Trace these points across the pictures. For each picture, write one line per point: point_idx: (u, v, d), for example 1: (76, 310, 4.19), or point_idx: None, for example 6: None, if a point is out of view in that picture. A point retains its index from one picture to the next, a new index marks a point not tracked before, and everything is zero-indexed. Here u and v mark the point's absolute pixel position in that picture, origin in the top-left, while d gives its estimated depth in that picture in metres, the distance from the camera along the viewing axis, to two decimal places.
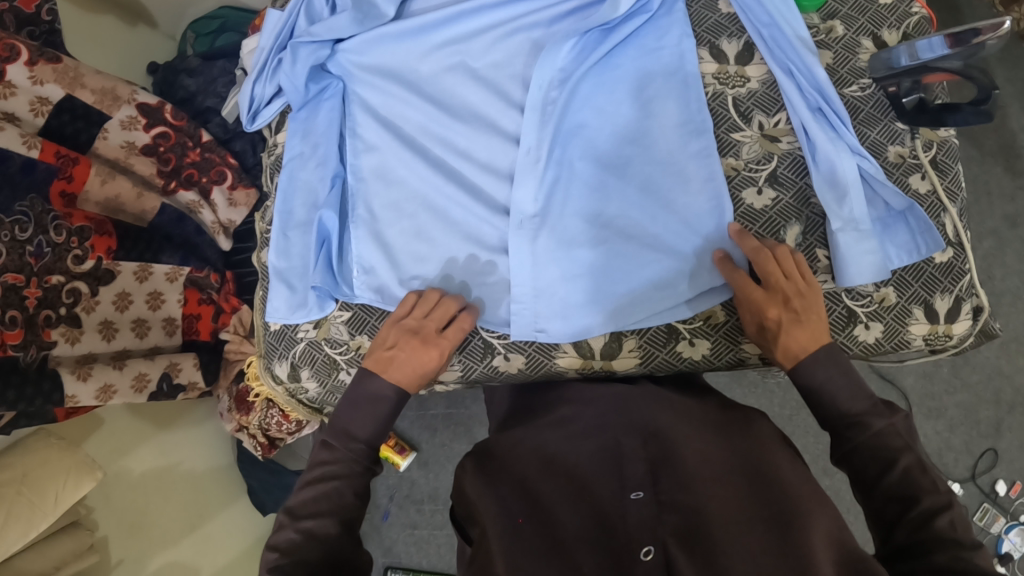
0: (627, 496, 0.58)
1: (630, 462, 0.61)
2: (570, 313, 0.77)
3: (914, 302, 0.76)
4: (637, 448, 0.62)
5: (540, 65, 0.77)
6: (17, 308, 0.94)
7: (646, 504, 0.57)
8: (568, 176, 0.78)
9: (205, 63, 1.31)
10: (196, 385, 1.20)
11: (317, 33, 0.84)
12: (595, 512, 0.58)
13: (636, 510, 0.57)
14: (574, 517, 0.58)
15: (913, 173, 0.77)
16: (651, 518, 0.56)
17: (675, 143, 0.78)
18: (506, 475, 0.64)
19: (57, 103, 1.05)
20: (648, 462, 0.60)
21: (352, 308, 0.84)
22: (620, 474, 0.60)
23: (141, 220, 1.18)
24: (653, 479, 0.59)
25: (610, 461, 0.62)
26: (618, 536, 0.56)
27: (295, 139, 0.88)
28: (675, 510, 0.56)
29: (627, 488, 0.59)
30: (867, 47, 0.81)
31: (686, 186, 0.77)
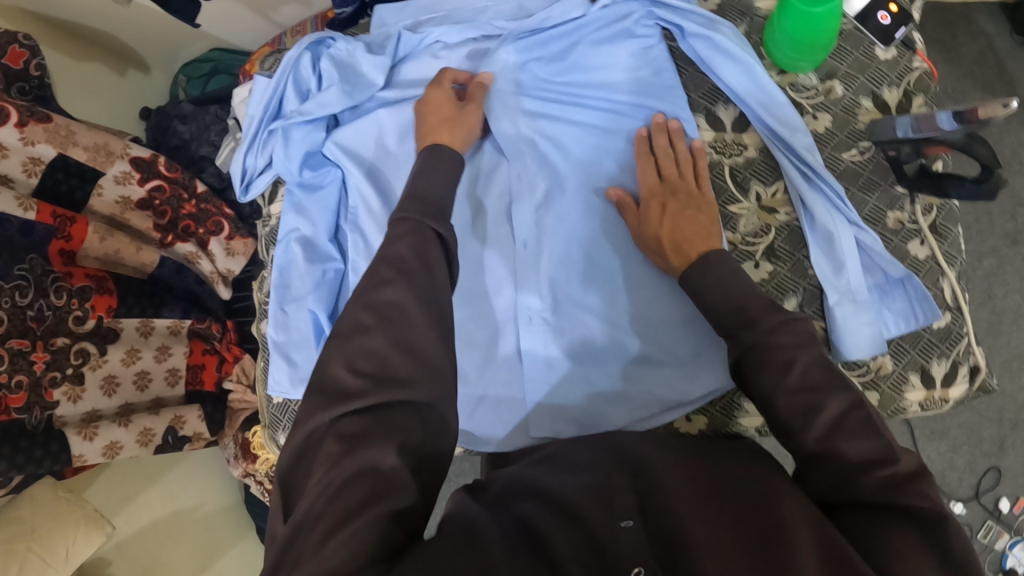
0: (616, 524, 0.54)
1: (619, 493, 0.57)
2: (578, 402, 0.78)
3: (911, 368, 0.76)
4: (625, 482, 0.59)
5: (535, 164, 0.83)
6: (24, 373, 0.96)
7: (637, 532, 0.53)
8: (573, 265, 0.81)
9: (196, 109, 1.30)
10: (202, 436, 1.20)
11: (309, 112, 0.85)
12: (588, 541, 0.52)
13: (627, 538, 0.52)
14: (567, 546, 0.52)
15: (913, 238, 0.76)
16: (638, 546, 0.52)
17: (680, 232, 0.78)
18: (500, 506, 0.58)
19: (50, 162, 1.05)
20: (635, 494, 0.57)
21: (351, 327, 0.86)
22: (610, 503, 0.56)
23: (140, 271, 1.17)
24: (642, 511, 0.55)
25: (597, 491, 0.57)
26: (607, 556, 0.51)
27: (290, 214, 0.88)
28: (661, 542, 0.53)
29: (617, 517, 0.55)
30: (866, 107, 0.79)
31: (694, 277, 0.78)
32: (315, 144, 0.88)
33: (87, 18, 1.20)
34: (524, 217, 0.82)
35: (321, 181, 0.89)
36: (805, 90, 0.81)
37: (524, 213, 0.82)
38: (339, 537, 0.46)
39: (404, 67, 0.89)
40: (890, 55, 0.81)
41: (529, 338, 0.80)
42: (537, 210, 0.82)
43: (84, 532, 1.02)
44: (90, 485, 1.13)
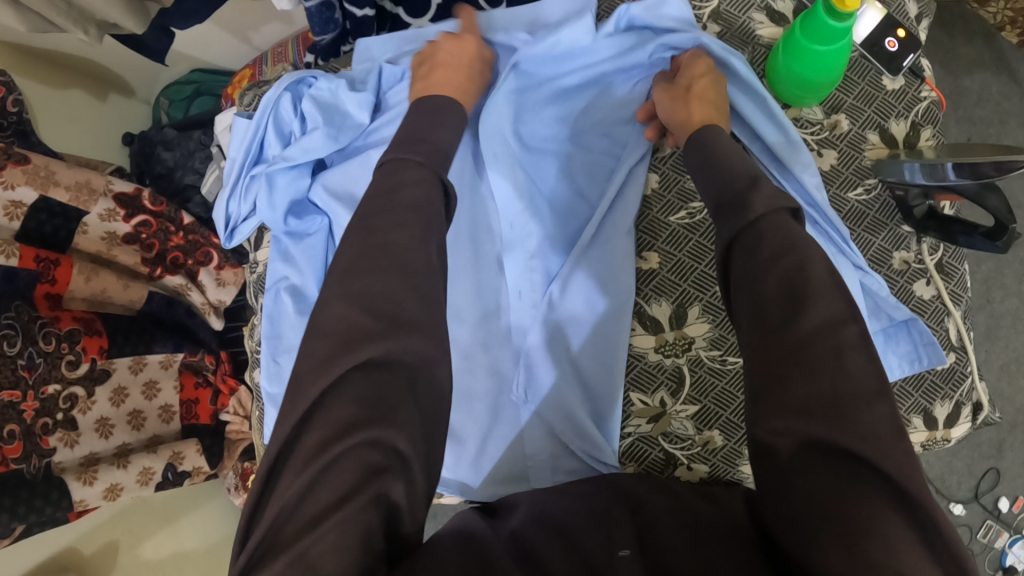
0: (614, 552, 0.54)
1: (618, 525, 0.57)
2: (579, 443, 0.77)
3: (914, 411, 0.75)
4: (626, 515, 0.59)
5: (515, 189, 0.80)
6: (15, 422, 0.95)
7: (632, 561, 0.52)
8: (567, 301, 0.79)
9: (179, 134, 1.27)
10: (202, 470, 1.19)
11: (292, 157, 0.83)
12: (582, 562, 0.53)
13: (624, 565, 0.52)
14: (562, 562, 0.53)
15: (919, 278, 0.75)
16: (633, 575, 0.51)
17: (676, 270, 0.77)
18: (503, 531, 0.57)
19: (31, 204, 1.04)
20: (634, 528, 0.57)
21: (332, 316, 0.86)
22: (609, 534, 0.56)
23: (130, 308, 1.16)
24: (639, 541, 0.55)
25: (594, 520, 0.58)
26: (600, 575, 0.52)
27: (277, 262, 0.86)
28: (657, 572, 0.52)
29: (614, 545, 0.55)
30: (873, 142, 0.78)
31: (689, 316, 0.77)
32: (301, 190, 0.86)
33: (63, 47, 1.16)
34: (517, 263, 0.79)
35: (307, 227, 0.87)
36: (810, 124, 0.78)
37: (517, 260, 0.79)
38: (323, 523, 0.44)
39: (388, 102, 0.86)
40: (897, 85, 0.79)
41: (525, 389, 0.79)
42: (530, 256, 0.79)
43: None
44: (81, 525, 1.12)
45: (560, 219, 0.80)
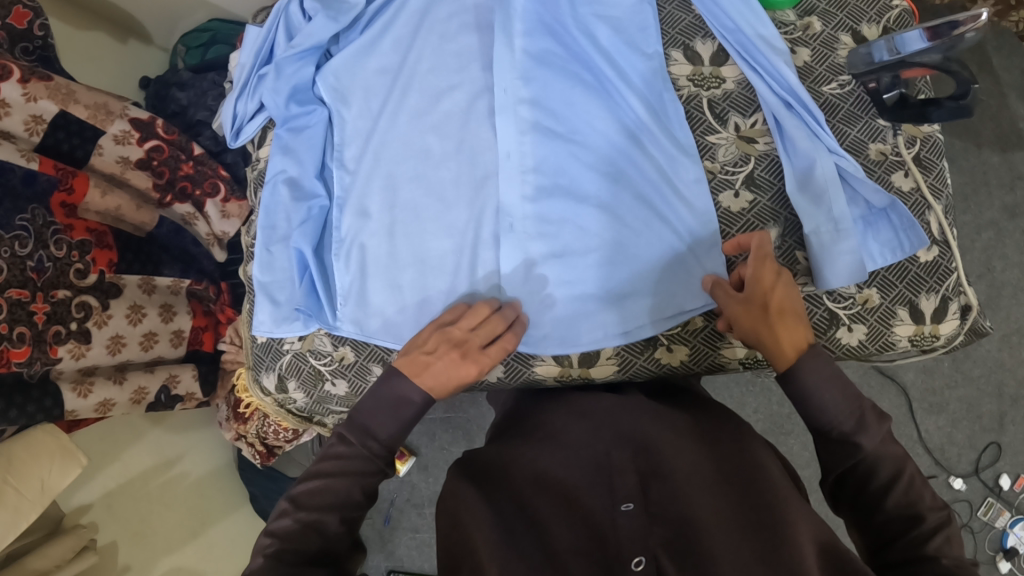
0: (617, 507, 0.57)
1: (620, 473, 0.60)
2: (567, 325, 0.76)
3: (899, 303, 0.75)
4: (627, 461, 0.61)
5: (501, 73, 0.78)
6: (25, 325, 0.94)
7: (636, 516, 0.56)
8: (557, 184, 0.77)
9: (195, 75, 1.31)
10: (195, 395, 1.22)
11: (298, 45, 0.84)
12: (588, 529, 0.56)
13: (627, 522, 0.56)
14: (566, 530, 0.57)
15: (896, 170, 0.77)
16: (640, 530, 0.55)
17: (665, 151, 0.76)
18: (503, 487, 0.62)
19: (51, 120, 1.04)
20: (637, 474, 0.60)
21: (343, 342, 0.84)
22: (610, 484, 0.60)
23: (140, 229, 1.18)
24: (642, 491, 0.58)
25: (598, 473, 0.61)
26: (610, 548, 0.55)
27: (277, 155, 0.86)
28: (664, 521, 0.56)
29: (618, 500, 0.58)
30: (845, 42, 0.81)
31: (677, 198, 0.76)
32: (304, 80, 0.85)
33: None
34: (507, 138, 0.77)
35: (306, 120, 0.87)
36: (782, 25, 0.82)
37: (503, 134, 0.77)
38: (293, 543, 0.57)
39: None
40: None
41: (509, 246, 0.77)
42: (519, 135, 0.77)
43: (60, 462, 0.99)
44: (82, 429, 1.09)
45: (548, 100, 0.78)
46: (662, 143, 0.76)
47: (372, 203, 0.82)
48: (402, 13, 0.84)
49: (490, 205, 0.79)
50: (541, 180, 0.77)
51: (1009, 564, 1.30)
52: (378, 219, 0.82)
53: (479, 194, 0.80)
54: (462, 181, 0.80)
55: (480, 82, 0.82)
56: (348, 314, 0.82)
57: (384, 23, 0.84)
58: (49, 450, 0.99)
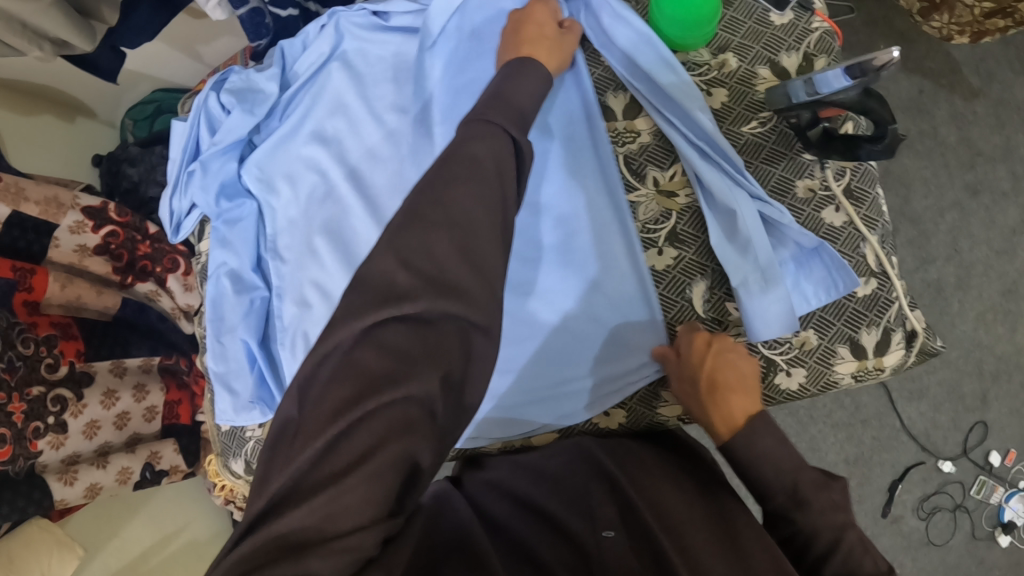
0: (599, 533, 0.59)
1: (600, 505, 0.62)
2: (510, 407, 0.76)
3: (838, 340, 0.76)
4: (606, 494, 0.64)
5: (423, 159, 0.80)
6: (5, 426, 0.97)
7: (619, 539, 0.58)
8: None
9: (143, 150, 1.31)
10: (179, 467, 1.24)
11: (218, 142, 0.84)
12: (572, 548, 0.57)
13: (611, 543, 0.57)
14: (553, 552, 0.57)
15: (826, 206, 0.77)
16: (622, 550, 0.57)
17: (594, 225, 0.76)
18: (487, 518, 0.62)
19: (5, 221, 1.06)
20: (616, 506, 0.62)
21: None
22: (591, 513, 0.61)
23: (105, 314, 1.20)
24: (621, 519, 0.60)
25: (577, 504, 0.63)
26: (593, 562, 0.56)
27: (216, 249, 0.87)
28: (645, 543, 0.57)
29: (598, 526, 0.59)
30: (764, 76, 0.80)
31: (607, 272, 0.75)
32: (231, 175, 0.86)
33: (30, 77, 1.20)
34: None
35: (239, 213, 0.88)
36: (698, 67, 0.81)
37: None
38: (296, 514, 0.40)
39: (291, 73, 0.86)
40: (785, 20, 0.82)
41: None
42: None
43: (59, 556, 1.07)
44: (72, 520, 1.15)
45: None
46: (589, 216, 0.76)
47: (312, 287, 0.83)
48: (320, 100, 0.85)
49: None
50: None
51: (1009, 537, 1.32)
52: (318, 306, 0.82)
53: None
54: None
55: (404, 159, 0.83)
56: None
57: (302, 110, 0.85)
58: (50, 544, 1.07)
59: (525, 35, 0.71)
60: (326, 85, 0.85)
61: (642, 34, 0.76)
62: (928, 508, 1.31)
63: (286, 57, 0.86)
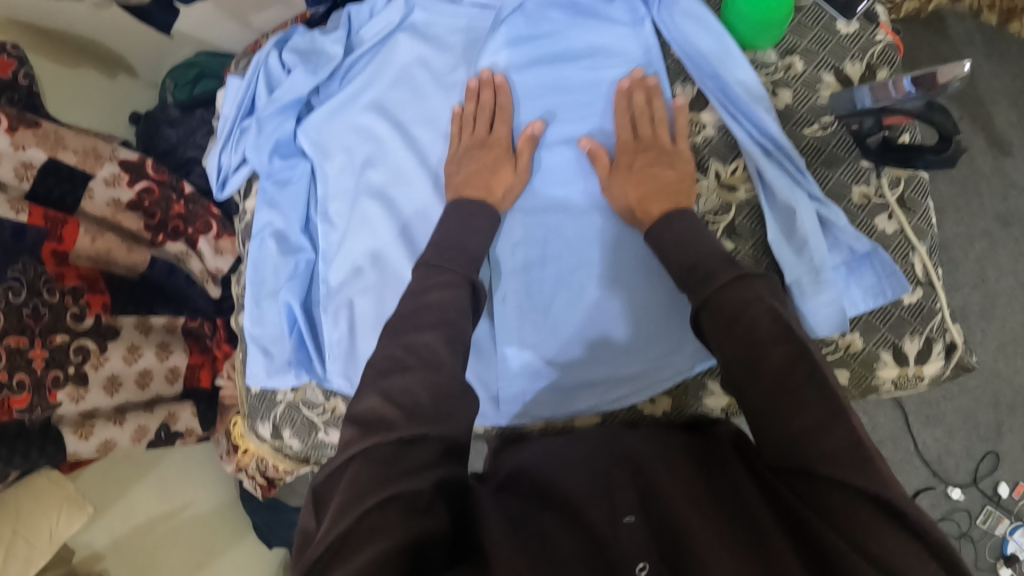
0: (618, 520, 0.53)
1: (620, 491, 0.56)
2: (561, 388, 0.76)
3: (882, 346, 0.76)
4: (626, 479, 0.58)
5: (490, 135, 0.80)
6: (24, 372, 0.97)
7: (638, 528, 0.52)
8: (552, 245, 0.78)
9: (184, 113, 1.31)
10: (194, 431, 1.23)
11: (278, 100, 0.84)
12: (589, 540, 0.52)
13: (628, 531, 0.51)
14: (568, 543, 0.51)
15: (880, 213, 0.78)
16: (643, 540, 0.51)
17: None
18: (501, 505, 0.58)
19: (41, 167, 1.07)
20: (636, 491, 0.56)
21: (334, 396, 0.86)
22: (611, 502, 0.55)
23: (133, 270, 1.19)
24: (642, 506, 0.54)
25: (597, 490, 0.57)
26: (612, 557, 0.50)
27: (262, 209, 0.86)
28: (666, 533, 0.51)
29: (618, 513, 0.54)
30: (828, 82, 0.81)
31: None
32: (285, 135, 0.86)
33: (78, 28, 1.20)
34: None
35: (290, 173, 0.87)
36: (763, 67, 0.81)
37: None
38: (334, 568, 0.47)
39: (358, 37, 0.87)
40: (852, 29, 0.82)
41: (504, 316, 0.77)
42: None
43: (68, 512, 1.06)
44: (81, 479, 1.15)
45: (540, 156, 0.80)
46: None
47: (361, 253, 0.82)
48: (382, 67, 0.85)
49: None
50: (529, 239, 0.78)
51: (1010, 570, 1.30)
52: (369, 273, 0.82)
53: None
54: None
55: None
56: (337, 367, 0.82)
57: (365, 77, 0.85)
58: (59, 499, 1.07)
59: (488, 179, 0.75)
60: (391, 54, 0.85)
61: (716, 32, 0.77)
62: None
63: (352, 23, 0.87)
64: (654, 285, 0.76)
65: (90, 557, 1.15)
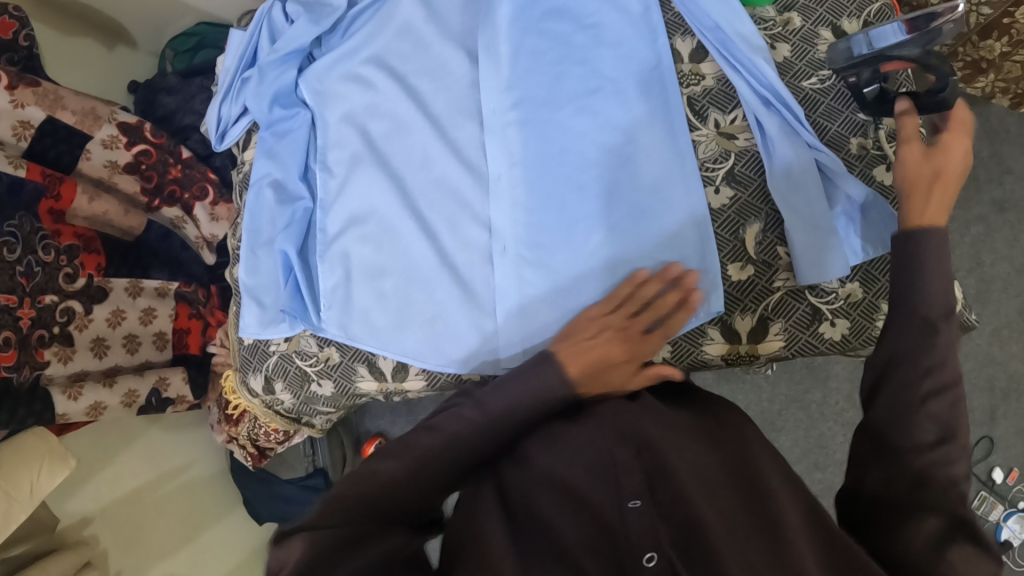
0: (624, 505, 0.46)
1: (625, 470, 0.48)
2: None
3: (882, 296, 0.75)
4: (631, 457, 0.49)
5: (488, 88, 0.77)
6: (11, 329, 0.93)
7: (646, 514, 0.45)
8: (554, 206, 0.74)
9: (182, 81, 1.30)
10: (185, 398, 1.21)
11: (280, 49, 0.84)
12: (596, 529, 0.46)
13: (636, 518, 0.44)
14: (572, 531, 0.46)
15: (877, 164, 0.78)
16: (651, 528, 0.44)
17: (659, 171, 0.73)
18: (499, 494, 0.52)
19: (39, 126, 1.04)
20: (644, 472, 0.48)
21: (328, 345, 0.83)
22: (616, 483, 0.48)
23: (128, 234, 1.19)
24: (651, 488, 0.47)
25: (598, 468, 0.49)
26: (619, 544, 0.44)
27: (261, 160, 0.86)
28: (674, 522, 0.44)
29: (623, 496, 0.47)
30: (826, 38, 0.81)
31: (669, 212, 0.73)
32: (286, 84, 0.85)
33: None
34: (496, 160, 0.76)
35: (290, 124, 0.87)
36: (763, 21, 0.82)
37: (493, 155, 0.76)
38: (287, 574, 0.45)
39: None
40: None
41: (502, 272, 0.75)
42: (509, 157, 0.76)
43: (48, 466, 0.95)
44: (76, 444, 1.09)
45: (539, 114, 0.76)
46: (657, 160, 0.74)
47: (359, 201, 0.82)
48: (381, 19, 0.84)
49: (483, 221, 0.78)
50: (531, 197, 0.75)
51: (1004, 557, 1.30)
52: (368, 222, 0.81)
53: (464, 210, 0.79)
54: (455, 182, 0.79)
55: (471, 85, 0.81)
56: (333, 317, 0.81)
57: (365, 29, 0.84)
58: (41, 451, 0.95)
59: (606, 377, 0.60)
60: (391, 7, 0.84)
61: None
62: None
63: None
64: (656, 243, 0.72)
65: (78, 525, 1.07)
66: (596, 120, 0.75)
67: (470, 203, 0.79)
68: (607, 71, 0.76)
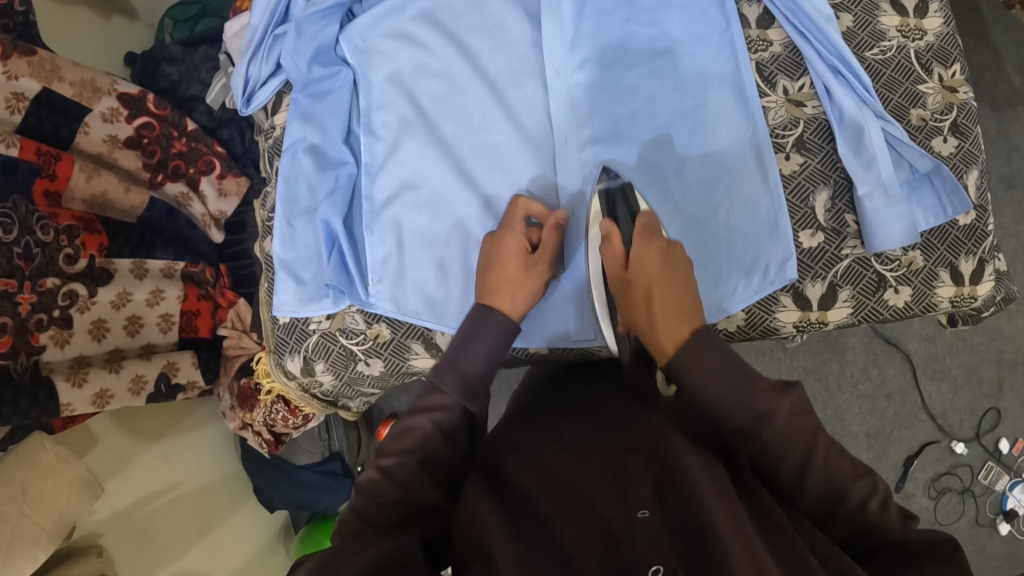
0: (632, 514, 0.48)
1: (636, 480, 0.51)
2: None
3: (940, 265, 0.76)
4: (644, 466, 0.52)
5: (551, 48, 0.76)
6: (9, 314, 0.81)
7: (654, 524, 0.47)
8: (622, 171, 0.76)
9: (184, 50, 1.25)
10: (196, 384, 1.13)
11: (321, 3, 0.78)
12: (601, 535, 0.47)
13: (643, 531, 0.47)
14: (575, 537, 0.48)
15: (935, 135, 0.77)
16: (657, 538, 0.46)
17: (731, 133, 0.75)
18: (512, 500, 0.53)
19: (34, 98, 0.93)
20: (655, 482, 0.51)
21: (378, 320, 0.80)
22: (626, 492, 0.50)
23: (128, 215, 1.07)
24: (660, 498, 0.49)
25: (612, 479, 0.52)
26: (623, 554, 0.46)
27: (296, 123, 0.81)
28: (684, 533, 0.46)
29: (633, 506, 0.49)
30: (886, 9, 0.80)
31: (744, 175, 0.74)
32: (327, 40, 0.80)
33: None
34: (564, 123, 0.76)
35: (328, 84, 0.81)
36: None
37: (560, 119, 0.76)
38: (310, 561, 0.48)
39: None
40: None
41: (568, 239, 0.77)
42: (577, 119, 0.77)
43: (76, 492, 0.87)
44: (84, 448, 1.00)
45: (608, 79, 0.76)
46: (729, 124, 0.75)
47: (412, 167, 0.79)
48: None
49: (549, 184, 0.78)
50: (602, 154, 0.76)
51: (1009, 526, 1.32)
52: (422, 189, 0.79)
53: (527, 174, 0.78)
54: (514, 147, 0.78)
55: (532, 45, 0.79)
56: (385, 291, 0.78)
57: None
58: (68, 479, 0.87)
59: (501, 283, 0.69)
60: None
61: None
62: (938, 488, 1.33)
63: None
64: (728, 206, 0.74)
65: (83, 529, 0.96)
66: (664, 83, 0.76)
67: (534, 166, 0.78)
68: (676, 34, 0.76)
